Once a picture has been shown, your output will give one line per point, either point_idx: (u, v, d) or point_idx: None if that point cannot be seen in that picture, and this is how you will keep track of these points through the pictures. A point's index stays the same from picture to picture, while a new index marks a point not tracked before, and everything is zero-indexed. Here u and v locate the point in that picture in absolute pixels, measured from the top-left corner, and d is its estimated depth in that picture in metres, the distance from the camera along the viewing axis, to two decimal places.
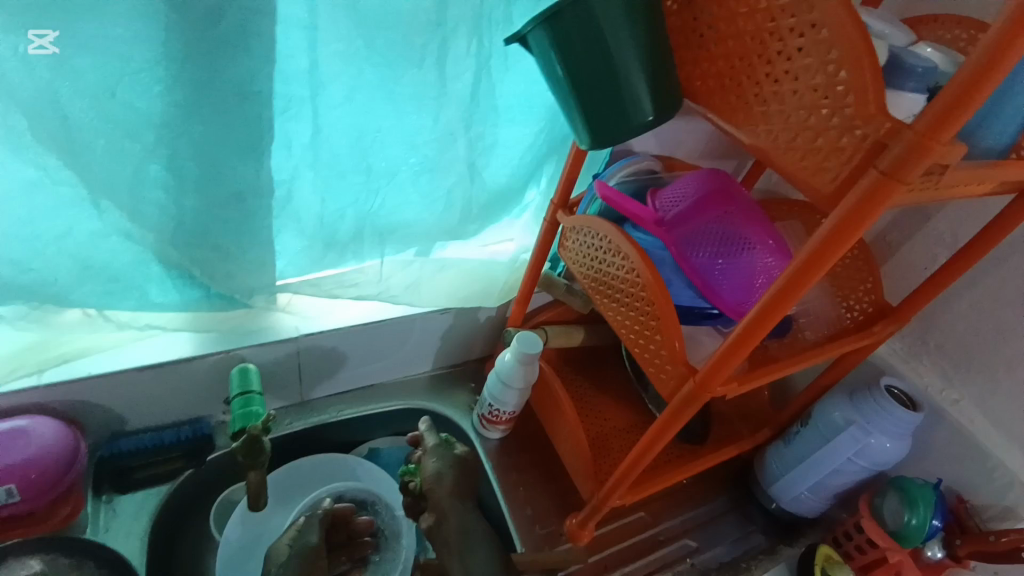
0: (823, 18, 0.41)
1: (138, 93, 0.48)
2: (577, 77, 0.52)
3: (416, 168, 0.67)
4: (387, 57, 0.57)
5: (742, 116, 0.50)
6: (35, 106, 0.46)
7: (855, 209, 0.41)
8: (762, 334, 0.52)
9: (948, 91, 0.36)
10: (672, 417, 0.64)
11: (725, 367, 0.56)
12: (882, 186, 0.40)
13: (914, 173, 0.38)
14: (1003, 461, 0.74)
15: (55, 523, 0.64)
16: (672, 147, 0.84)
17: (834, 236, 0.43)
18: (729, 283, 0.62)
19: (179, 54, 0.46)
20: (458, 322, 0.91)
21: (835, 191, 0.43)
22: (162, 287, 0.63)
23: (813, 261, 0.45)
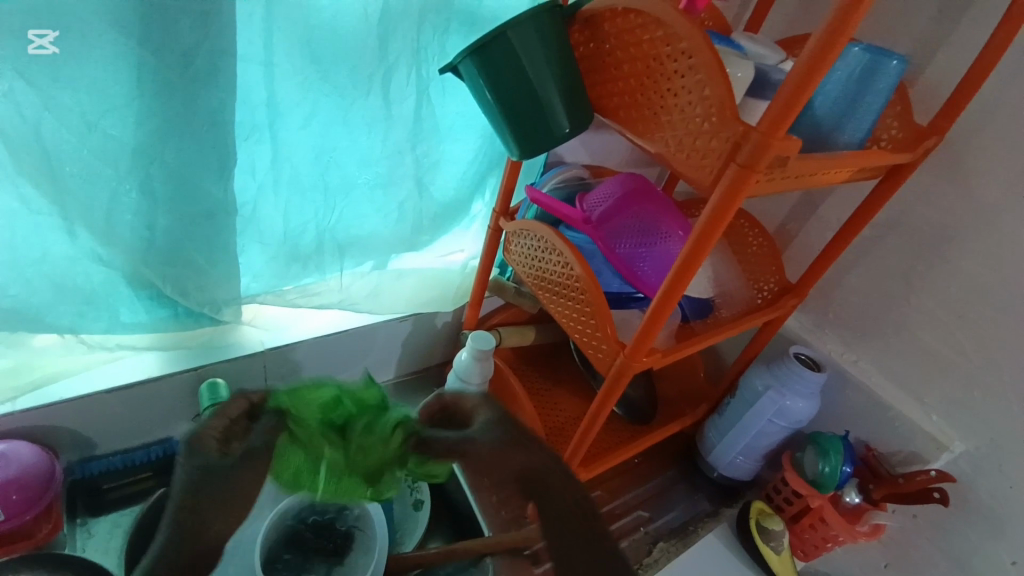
0: (694, 46, 0.51)
1: (113, 123, 0.55)
2: (503, 98, 0.60)
3: (370, 184, 0.74)
4: (338, 87, 0.64)
5: (644, 126, 0.60)
6: (20, 139, 0.52)
7: (728, 193, 0.52)
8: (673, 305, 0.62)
9: (778, 99, 0.47)
10: (609, 390, 0.72)
11: (649, 337, 0.65)
12: (743, 175, 0.50)
13: (762, 165, 0.49)
14: (901, 410, 0.86)
15: (39, 538, 0.65)
16: (601, 158, 0.94)
17: (716, 215, 0.53)
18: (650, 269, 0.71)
19: (153, 86, 0.53)
20: (417, 328, 0.97)
21: (712, 182, 0.53)
22: (132, 309, 0.67)
23: (703, 237, 0.55)
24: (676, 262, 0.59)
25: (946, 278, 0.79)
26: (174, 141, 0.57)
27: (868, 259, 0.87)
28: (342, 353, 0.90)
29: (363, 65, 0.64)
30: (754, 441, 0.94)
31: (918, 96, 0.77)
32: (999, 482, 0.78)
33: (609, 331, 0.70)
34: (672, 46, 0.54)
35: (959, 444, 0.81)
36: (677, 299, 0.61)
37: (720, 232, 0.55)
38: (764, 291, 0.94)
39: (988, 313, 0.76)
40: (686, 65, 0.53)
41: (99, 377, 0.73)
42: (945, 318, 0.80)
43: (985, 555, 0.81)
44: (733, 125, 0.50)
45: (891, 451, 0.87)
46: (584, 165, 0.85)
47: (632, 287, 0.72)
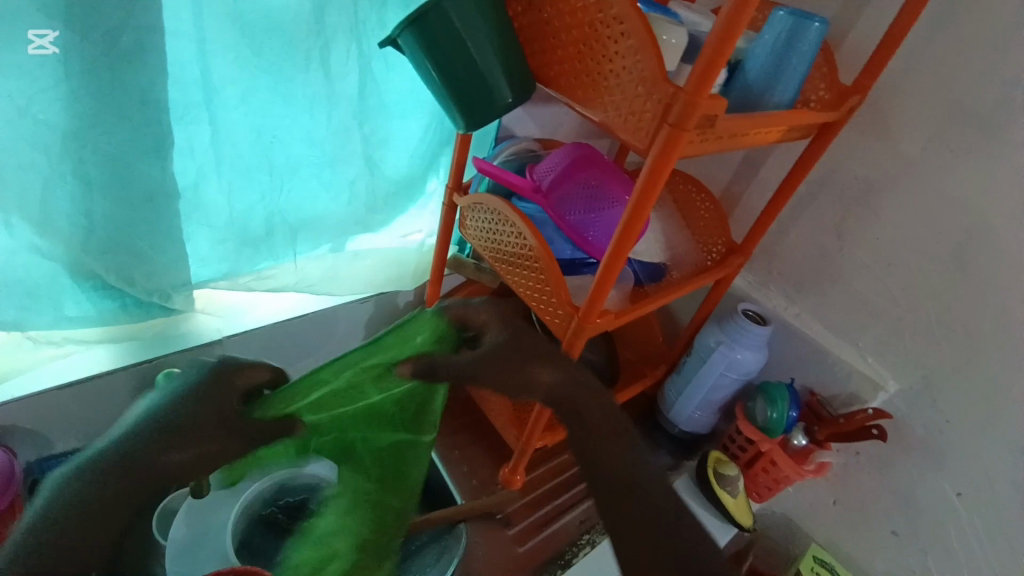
0: (625, 12, 0.53)
1: (40, 106, 0.53)
2: (445, 69, 0.61)
3: (318, 163, 0.74)
4: (276, 64, 0.64)
5: (585, 93, 0.61)
6: None
7: (662, 153, 0.54)
8: (619, 265, 0.64)
9: (702, 60, 0.49)
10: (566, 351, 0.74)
11: (600, 298, 0.67)
12: (674, 135, 0.53)
13: (690, 123, 0.51)
14: (839, 355, 0.92)
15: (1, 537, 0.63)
16: (550, 130, 0.96)
17: (653, 175, 0.56)
18: (599, 234, 0.74)
19: (80, 67, 0.52)
20: (379, 309, 0.98)
21: (648, 143, 0.55)
22: (77, 300, 0.66)
23: (644, 196, 0.58)
24: (620, 223, 0.61)
25: (875, 229, 0.85)
26: (106, 125, 0.55)
27: (806, 217, 0.92)
28: (303, 338, 0.90)
29: (302, 42, 0.64)
30: (708, 394, 1.00)
31: (843, 58, 0.81)
32: (928, 415, 0.84)
33: (563, 297, 0.72)
34: (605, 13, 0.55)
35: (892, 383, 0.87)
36: (624, 259, 0.64)
37: (658, 191, 0.58)
38: (712, 253, 0.98)
39: (913, 259, 0.82)
40: (619, 31, 0.55)
41: (50, 374, 0.71)
42: (876, 267, 0.86)
43: (920, 482, 0.88)
44: (662, 86, 0.52)
45: (833, 395, 0.94)
46: (533, 137, 0.87)
47: (582, 251, 0.75)
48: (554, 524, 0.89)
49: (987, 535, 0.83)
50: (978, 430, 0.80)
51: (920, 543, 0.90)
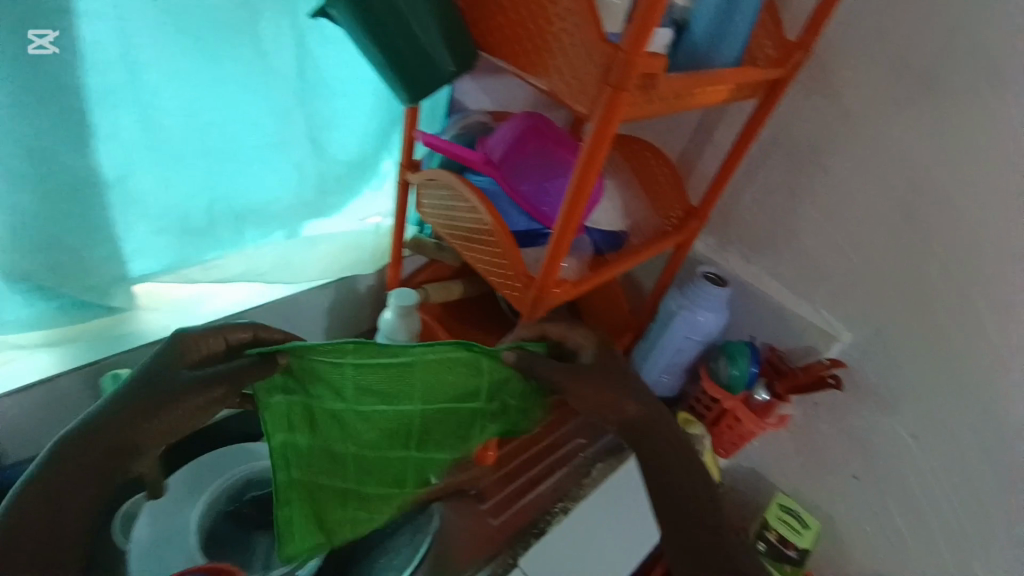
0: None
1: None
2: (382, 42, 0.58)
3: (260, 147, 0.71)
4: (204, 40, 0.60)
5: (529, 59, 0.59)
6: None
7: (605, 115, 0.53)
8: (571, 233, 0.63)
9: (637, 17, 0.48)
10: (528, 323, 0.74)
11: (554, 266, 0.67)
12: (616, 96, 0.52)
13: (630, 83, 0.51)
14: (795, 311, 0.94)
15: None
16: (502, 102, 0.94)
17: (598, 138, 0.55)
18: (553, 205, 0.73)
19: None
20: (340, 294, 0.96)
21: (591, 105, 0.54)
22: (15, 306, 0.62)
23: (591, 158, 0.58)
24: (569, 188, 0.60)
25: (825, 185, 0.86)
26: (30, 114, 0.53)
27: (760, 177, 0.93)
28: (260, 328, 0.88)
29: (229, 17, 0.60)
30: (673, 358, 1.02)
31: (787, 16, 0.82)
32: (881, 361, 0.88)
33: (518, 268, 0.71)
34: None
35: (846, 334, 0.90)
36: (575, 225, 0.63)
37: (604, 154, 0.57)
38: (670, 219, 0.99)
39: (861, 213, 0.84)
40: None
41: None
42: (827, 223, 0.88)
43: (875, 426, 0.92)
44: (601, 45, 0.51)
45: (791, 349, 0.96)
46: (483, 111, 0.85)
47: (536, 222, 0.74)
48: (530, 495, 0.89)
49: (939, 470, 0.87)
50: (926, 372, 0.84)
51: (878, 483, 0.95)
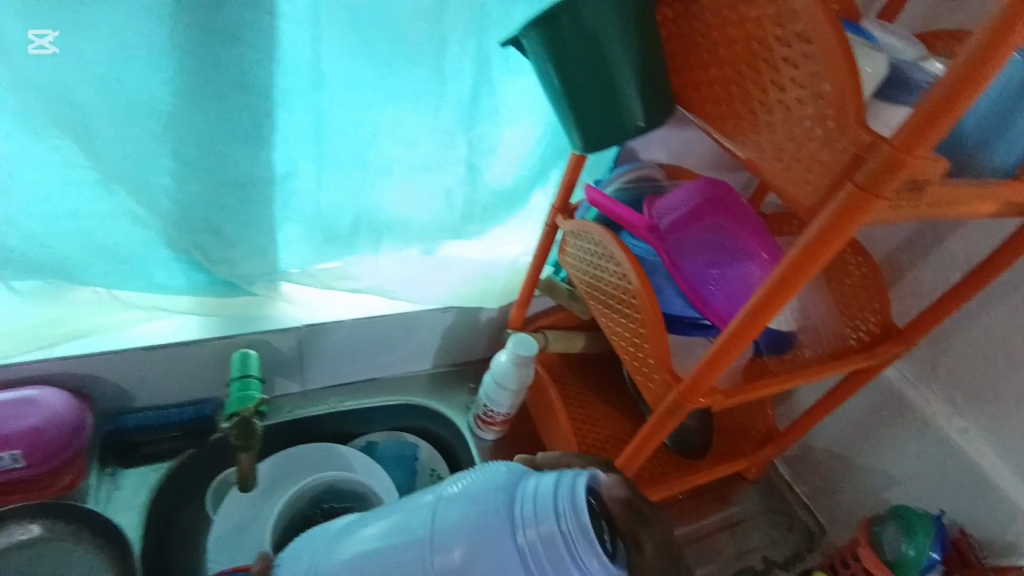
0: (791, 28, 0.44)
1: (132, 80, 0.49)
2: (574, 80, 0.52)
3: (413, 167, 0.66)
4: (382, 54, 0.56)
5: (738, 125, 0.51)
6: (53, 98, 0.48)
7: (836, 220, 0.43)
8: (745, 342, 0.52)
9: (914, 117, 0.38)
10: (649, 435, 0.64)
11: (708, 378, 0.55)
12: (862, 199, 0.41)
13: (888, 188, 0.40)
14: (1012, 496, 0.71)
15: (56, 490, 0.64)
16: (681, 157, 0.82)
17: (820, 240, 0.44)
18: (722, 293, 0.60)
19: (199, 72, 0.49)
20: (459, 321, 0.91)
21: (817, 203, 0.45)
22: (169, 272, 0.64)
23: (814, 249, 0.45)
24: (762, 290, 0.49)
25: None
26: (220, 68, 0.49)
27: (998, 311, 0.71)
28: (394, 336, 0.88)
29: (413, 20, 0.55)
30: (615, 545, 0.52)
31: None
32: None
33: (658, 366, 0.61)
34: (770, 28, 0.45)
35: None
36: (756, 334, 0.52)
37: (826, 259, 0.45)
38: (857, 333, 0.74)
39: None
40: (775, 81, 0.46)
41: (126, 337, 0.71)
42: None
43: None
44: (849, 117, 0.41)
45: (990, 540, 0.73)
46: (658, 163, 0.75)
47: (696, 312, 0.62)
48: None
49: None
50: None
51: None
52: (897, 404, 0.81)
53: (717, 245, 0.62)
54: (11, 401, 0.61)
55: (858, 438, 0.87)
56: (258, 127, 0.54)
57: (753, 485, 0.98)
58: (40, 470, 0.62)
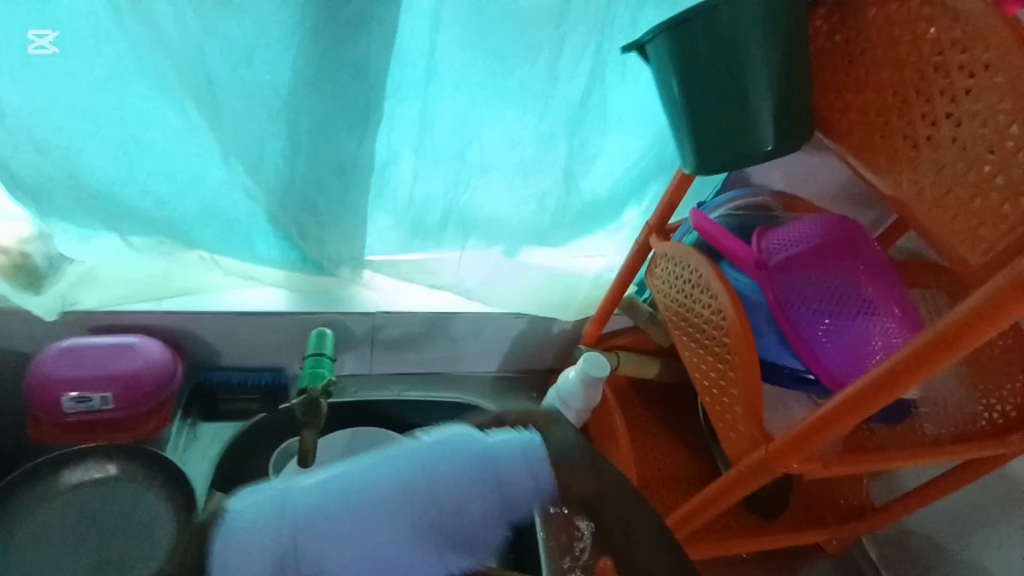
0: (980, 56, 0.39)
1: (258, 62, 0.50)
2: (701, 95, 0.48)
3: (513, 169, 0.64)
4: (500, 54, 0.55)
5: (884, 159, 0.46)
6: (185, 69, 0.50)
7: (1003, 296, 0.37)
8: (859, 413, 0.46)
9: None
10: (722, 489, 0.59)
11: (808, 442, 0.49)
12: None
13: None
14: None
15: (141, 432, 0.69)
16: (800, 186, 0.74)
17: (980, 315, 0.38)
18: (833, 348, 0.54)
19: (319, 55, 0.49)
20: (532, 328, 0.89)
21: (986, 266, 0.39)
22: (268, 244, 0.66)
23: (969, 325, 0.39)
24: (891, 360, 0.43)
25: None
26: (343, 57, 0.49)
27: None
28: (465, 334, 0.87)
29: (537, 18, 0.52)
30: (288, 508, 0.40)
31: None
32: None
33: (744, 418, 0.55)
34: (951, 53, 0.40)
35: None
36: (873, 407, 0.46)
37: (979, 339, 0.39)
38: (988, 415, 0.61)
39: None
40: (945, 113, 0.42)
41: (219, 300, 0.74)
42: None
43: None
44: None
45: None
46: (772, 190, 0.68)
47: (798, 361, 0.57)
48: None
49: None
50: None
51: None
52: (1013, 497, 0.70)
53: (837, 293, 0.55)
54: (114, 346, 0.67)
55: (957, 526, 0.76)
56: (372, 118, 0.53)
57: (830, 559, 0.88)
58: (129, 412, 0.67)
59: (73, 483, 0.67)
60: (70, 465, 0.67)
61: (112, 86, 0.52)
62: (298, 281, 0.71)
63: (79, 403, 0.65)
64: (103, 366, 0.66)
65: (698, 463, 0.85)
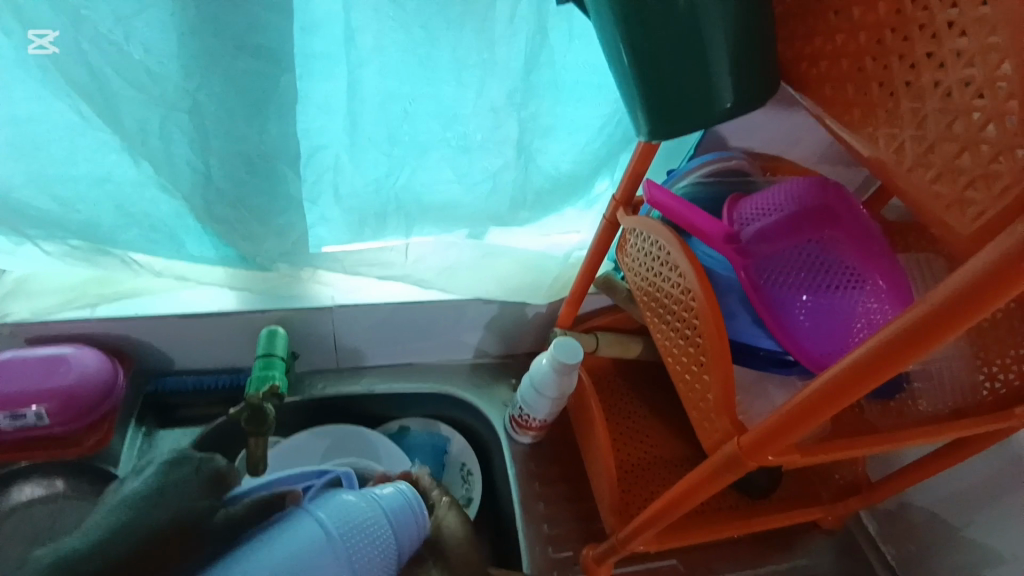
0: None
1: (142, 44, 0.44)
2: (645, 49, 0.41)
3: (455, 145, 0.58)
4: (423, 16, 0.48)
5: (859, 112, 0.40)
6: (61, 55, 0.44)
7: (1000, 265, 0.31)
8: (839, 404, 0.41)
9: None
10: (699, 483, 0.54)
11: (786, 435, 0.44)
12: None
13: None
14: None
15: (85, 448, 0.65)
16: (785, 145, 0.67)
17: (971, 290, 0.32)
18: (812, 326, 0.49)
19: (207, 25, 0.43)
20: (505, 313, 0.84)
21: (977, 233, 0.33)
22: (200, 241, 0.61)
23: (959, 303, 0.33)
24: (870, 342, 0.38)
25: None
26: (228, 31, 0.43)
27: None
28: (433, 324, 0.82)
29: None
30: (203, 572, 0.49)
31: None
32: None
33: (718, 408, 0.51)
34: None
35: None
36: (853, 397, 0.40)
37: (975, 319, 0.33)
38: (989, 385, 0.54)
39: None
40: (925, 54, 0.35)
41: (162, 304, 0.70)
42: None
43: None
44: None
45: None
46: (750, 153, 0.62)
47: (776, 343, 0.52)
48: None
49: None
50: None
51: None
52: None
53: (813, 265, 0.50)
54: (47, 358, 0.64)
55: (962, 502, 0.71)
56: (274, 98, 0.47)
57: (829, 538, 0.83)
58: (71, 426, 0.64)
59: (24, 500, 0.66)
60: (19, 482, 0.66)
61: None
62: (242, 279, 0.67)
63: (12, 422, 0.61)
64: (35, 382, 0.62)
65: (684, 447, 0.80)
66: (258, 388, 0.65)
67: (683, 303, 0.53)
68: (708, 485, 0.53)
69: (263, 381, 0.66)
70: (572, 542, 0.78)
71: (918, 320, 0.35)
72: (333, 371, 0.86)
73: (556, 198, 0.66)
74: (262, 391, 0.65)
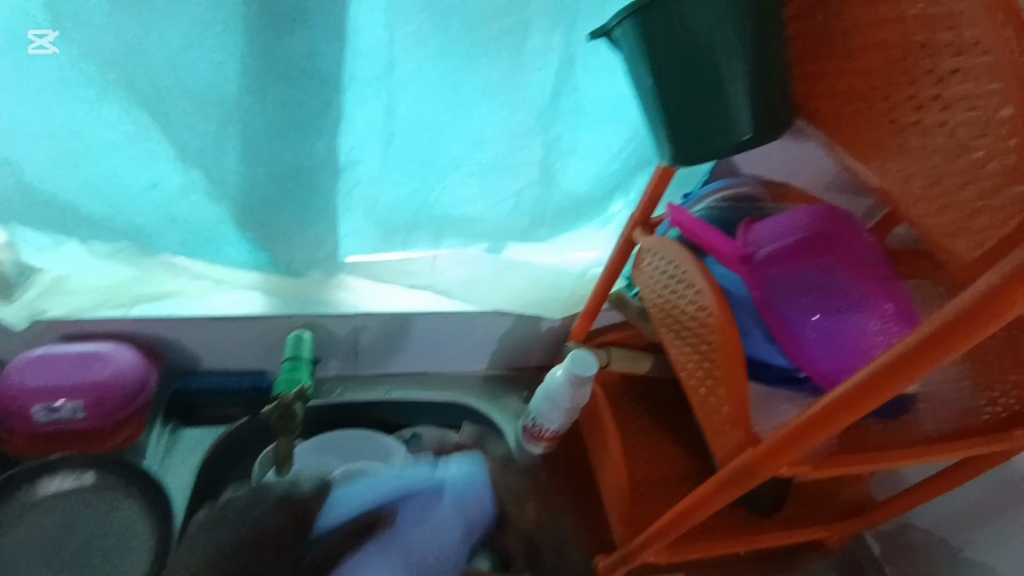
0: (963, 33, 0.36)
1: (201, 63, 0.48)
2: (672, 83, 0.45)
3: (483, 164, 0.61)
4: (463, 46, 0.52)
5: (868, 146, 0.43)
6: (129, 73, 0.48)
7: (997, 290, 0.33)
8: (846, 418, 0.43)
9: None
10: (711, 493, 0.56)
11: (795, 447, 0.46)
12: None
13: None
14: None
15: (115, 442, 0.69)
16: (794, 173, 0.70)
17: (970, 313, 0.35)
18: (821, 345, 0.52)
19: (265, 49, 0.47)
20: (519, 326, 0.86)
21: (980, 260, 0.36)
22: (236, 248, 0.64)
23: (959, 324, 0.35)
24: (876, 359, 0.40)
25: None
26: (286, 54, 0.47)
27: None
28: (451, 334, 0.84)
29: (495, 5, 0.49)
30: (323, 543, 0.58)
31: None
32: None
33: (731, 420, 0.53)
34: (936, 29, 0.37)
35: None
36: (859, 412, 0.42)
37: (975, 340, 0.36)
38: (990, 409, 0.56)
39: None
40: (930, 96, 0.39)
41: (193, 306, 0.73)
42: None
43: None
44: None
45: None
46: (761, 179, 0.65)
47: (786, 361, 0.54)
48: None
49: None
50: None
51: None
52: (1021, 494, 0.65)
53: (823, 286, 0.52)
54: (84, 354, 0.67)
55: (964, 525, 0.72)
56: (322, 116, 0.51)
57: (832, 558, 0.84)
58: (104, 422, 0.67)
59: (51, 492, 0.67)
60: (48, 475, 0.68)
61: (54, 89, 0.50)
62: (272, 285, 0.70)
63: (47, 414, 0.65)
64: (74, 375, 0.65)
65: (692, 462, 0.82)
66: (286, 388, 0.68)
67: (697, 319, 0.56)
68: (718, 495, 0.55)
69: (290, 382, 0.68)
70: (580, 552, 0.79)
71: (921, 339, 0.37)
72: (350, 377, 0.89)
73: (576, 217, 0.69)
74: (289, 392, 0.68)
